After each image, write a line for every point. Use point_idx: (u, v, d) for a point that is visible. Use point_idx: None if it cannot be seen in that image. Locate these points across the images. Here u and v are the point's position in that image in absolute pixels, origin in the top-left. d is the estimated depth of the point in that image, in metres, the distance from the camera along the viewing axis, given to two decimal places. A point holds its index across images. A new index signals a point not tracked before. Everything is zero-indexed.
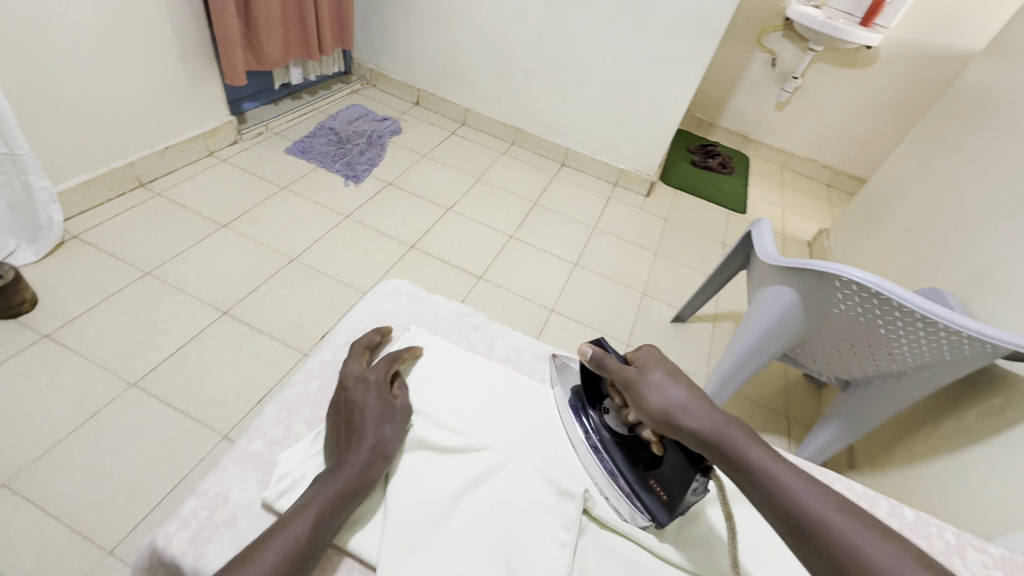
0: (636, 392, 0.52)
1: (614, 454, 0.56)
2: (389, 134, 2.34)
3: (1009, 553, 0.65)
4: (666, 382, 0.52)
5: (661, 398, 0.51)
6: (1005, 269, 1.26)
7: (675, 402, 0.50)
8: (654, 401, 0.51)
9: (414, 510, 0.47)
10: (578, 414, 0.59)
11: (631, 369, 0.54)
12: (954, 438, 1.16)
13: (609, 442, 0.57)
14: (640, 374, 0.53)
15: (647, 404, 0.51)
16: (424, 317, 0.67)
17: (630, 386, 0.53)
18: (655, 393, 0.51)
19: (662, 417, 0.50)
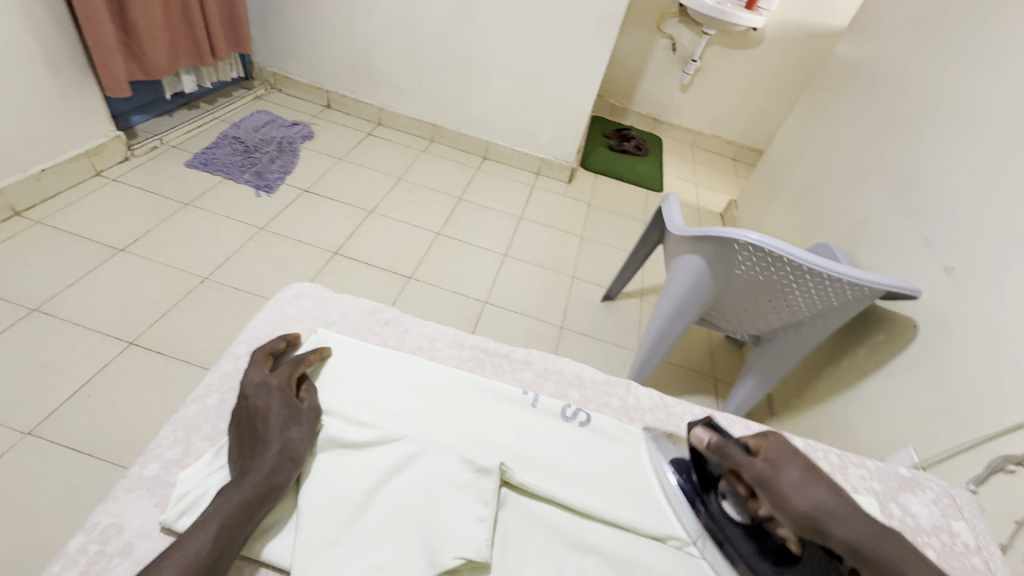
0: (776, 492, 0.48)
1: (738, 545, 0.51)
2: (300, 139, 2.24)
3: (883, 464, 0.72)
4: (808, 483, 0.48)
5: (803, 500, 0.47)
6: (879, 221, 1.41)
7: (821, 506, 0.46)
8: (798, 504, 0.47)
9: (330, 509, 0.47)
10: (690, 502, 0.54)
11: (761, 461, 0.50)
12: (851, 376, 1.29)
13: (727, 532, 0.51)
14: (777, 469, 0.49)
15: (791, 506, 0.47)
16: (332, 317, 0.66)
17: (767, 485, 0.48)
18: (800, 495, 0.47)
19: (807, 522, 0.46)
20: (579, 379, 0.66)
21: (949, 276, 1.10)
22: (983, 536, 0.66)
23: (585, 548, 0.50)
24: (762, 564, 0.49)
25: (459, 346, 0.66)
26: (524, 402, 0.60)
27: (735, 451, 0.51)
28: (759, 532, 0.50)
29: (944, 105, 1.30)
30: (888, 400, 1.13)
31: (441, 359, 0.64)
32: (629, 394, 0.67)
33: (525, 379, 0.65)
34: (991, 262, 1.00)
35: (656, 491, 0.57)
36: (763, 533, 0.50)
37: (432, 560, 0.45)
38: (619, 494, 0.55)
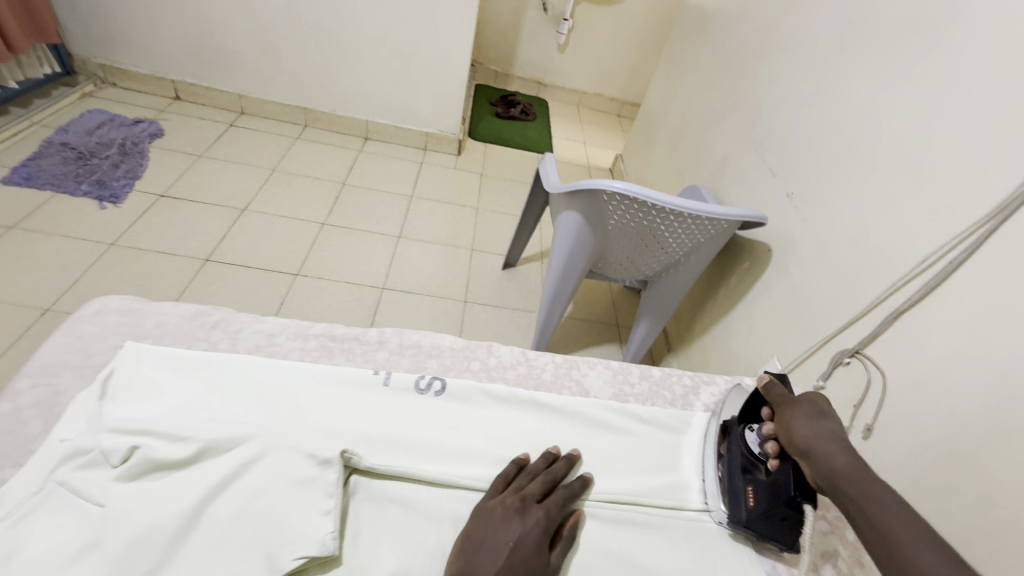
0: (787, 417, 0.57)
1: (733, 461, 0.61)
2: (147, 138, 1.98)
3: (729, 377, 0.79)
4: (821, 420, 0.55)
5: (802, 425, 0.55)
6: (733, 158, 1.51)
7: (818, 436, 0.54)
8: (797, 428, 0.55)
9: (143, 538, 0.42)
10: (729, 428, 0.64)
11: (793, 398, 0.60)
12: (725, 303, 1.39)
13: (732, 451, 0.61)
14: (803, 403, 0.58)
15: (793, 426, 0.56)
16: (145, 330, 0.62)
17: (782, 407, 0.59)
18: (806, 424, 0.55)
19: (797, 440, 0.55)
20: (437, 349, 0.66)
21: (789, 201, 1.20)
22: None
23: (445, 517, 0.50)
24: (740, 478, 0.59)
25: (303, 337, 0.64)
26: (376, 382, 0.59)
27: (779, 389, 0.62)
28: (752, 461, 0.59)
29: (775, 44, 1.40)
30: (756, 321, 1.24)
31: (283, 354, 0.62)
32: (489, 355, 0.68)
33: (378, 359, 0.64)
34: (820, 183, 1.10)
35: (670, 457, 0.63)
36: (757, 459, 0.59)
37: (272, 567, 0.42)
38: (614, 461, 0.61)
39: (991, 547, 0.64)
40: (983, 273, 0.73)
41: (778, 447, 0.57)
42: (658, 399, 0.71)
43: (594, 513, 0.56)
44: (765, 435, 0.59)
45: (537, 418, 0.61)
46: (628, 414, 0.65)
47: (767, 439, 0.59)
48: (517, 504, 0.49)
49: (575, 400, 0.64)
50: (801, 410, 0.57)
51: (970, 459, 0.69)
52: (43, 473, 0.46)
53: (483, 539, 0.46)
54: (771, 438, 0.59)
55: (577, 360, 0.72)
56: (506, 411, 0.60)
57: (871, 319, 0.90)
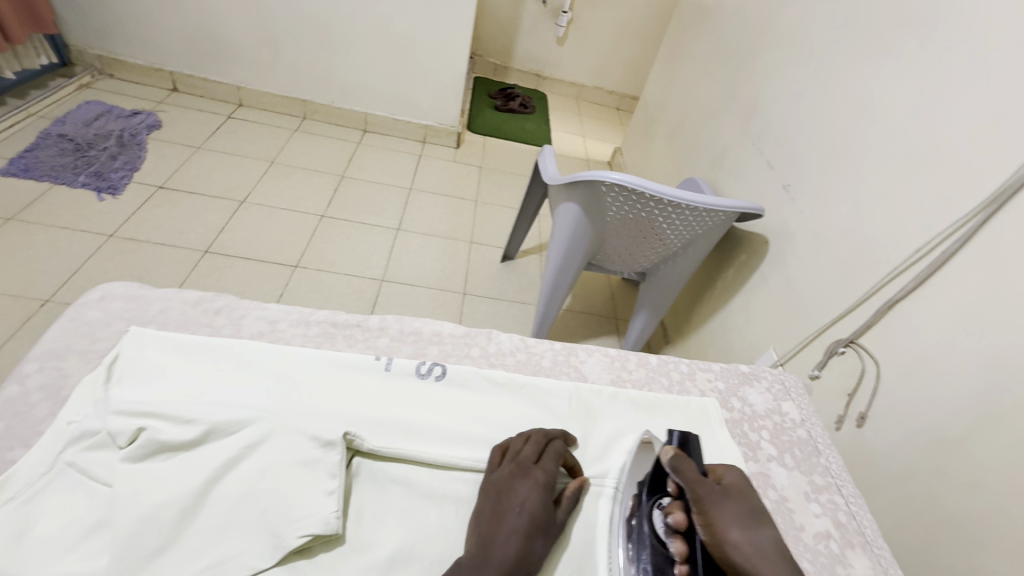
0: (712, 513, 0.50)
1: (643, 548, 0.51)
2: (145, 130, 1.98)
3: (725, 364, 0.80)
4: (749, 523, 0.49)
5: (738, 531, 0.48)
6: (732, 150, 1.51)
7: (756, 549, 0.47)
8: (733, 537, 0.48)
9: (152, 516, 0.43)
10: (630, 504, 0.54)
11: (711, 485, 0.53)
12: (723, 295, 1.40)
13: (641, 531, 0.52)
14: (728, 501, 0.51)
15: (722, 531, 0.48)
16: (149, 316, 0.62)
17: (708, 502, 0.51)
18: (739, 529, 0.48)
19: (736, 554, 0.47)
20: (438, 336, 0.67)
21: (786, 193, 1.21)
22: (806, 410, 0.74)
23: (446, 497, 0.51)
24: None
25: (305, 323, 0.65)
26: (378, 367, 0.60)
27: (689, 469, 0.54)
28: (659, 554, 0.50)
29: (773, 36, 1.40)
30: (753, 312, 1.25)
31: (286, 340, 0.63)
32: (489, 342, 0.69)
33: (380, 345, 0.65)
34: (816, 175, 1.11)
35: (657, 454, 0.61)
36: (665, 552, 0.51)
37: (278, 544, 0.43)
38: (612, 442, 0.61)
39: (983, 532, 0.65)
40: (975, 262, 0.75)
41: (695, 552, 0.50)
42: (655, 385, 0.72)
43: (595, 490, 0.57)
44: (672, 525, 0.51)
45: (536, 402, 0.62)
46: (626, 400, 0.66)
47: (676, 533, 0.51)
48: (514, 468, 0.51)
49: (574, 385, 0.65)
50: (726, 505, 0.51)
51: (961, 445, 0.70)
52: (52, 454, 0.47)
53: (496, 506, 0.48)
54: (678, 532, 0.51)
55: (575, 347, 0.73)
56: (505, 396, 0.61)
57: (865, 309, 0.91)
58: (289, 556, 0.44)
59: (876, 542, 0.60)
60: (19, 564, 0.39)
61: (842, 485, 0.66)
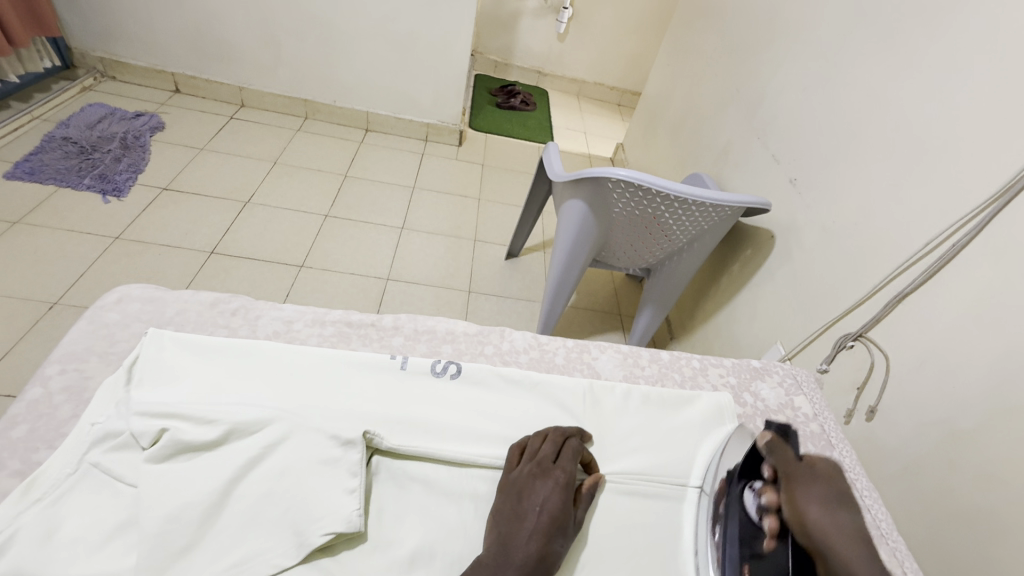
0: (796, 491, 0.47)
1: (730, 530, 0.51)
2: (148, 132, 1.98)
3: (738, 359, 0.79)
4: (837, 507, 0.45)
5: (816, 510, 0.45)
6: (736, 144, 1.51)
7: (837, 527, 0.43)
8: (811, 514, 0.45)
9: (178, 516, 0.43)
10: (726, 490, 0.54)
11: (805, 468, 0.50)
12: (729, 290, 1.40)
13: (731, 516, 0.52)
14: (818, 482, 0.48)
15: (802, 510, 0.45)
16: (166, 317, 0.63)
17: (795, 482, 0.48)
18: (820, 507, 0.45)
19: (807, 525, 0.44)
20: (451, 334, 0.68)
21: (793, 186, 1.21)
22: (820, 405, 0.74)
23: (465, 496, 0.51)
24: (736, 552, 0.49)
25: (320, 324, 0.65)
26: (394, 366, 0.60)
27: (786, 452, 0.52)
28: (749, 530, 0.49)
29: (778, 29, 1.39)
30: (761, 306, 1.25)
31: (301, 340, 0.63)
32: (502, 339, 0.69)
33: (394, 344, 0.65)
34: (822, 168, 1.11)
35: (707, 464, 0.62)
36: (756, 527, 0.49)
37: (301, 542, 0.44)
38: (628, 438, 0.62)
39: (998, 523, 0.65)
40: (986, 253, 0.74)
41: (777, 524, 0.47)
42: (668, 380, 0.72)
43: (615, 484, 0.57)
44: (763, 505, 0.49)
45: (552, 398, 0.62)
46: (639, 397, 0.66)
47: (767, 512, 0.48)
48: (534, 469, 0.51)
49: (587, 382, 0.65)
50: (812, 488, 0.47)
51: (973, 437, 0.70)
52: (74, 456, 0.47)
53: (517, 504, 0.48)
54: (770, 512, 0.48)
55: (588, 344, 0.73)
56: (519, 393, 0.62)
57: (875, 303, 0.91)
58: (313, 555, 0.44)
59: (891, 535, 0.61)
60: (50, 563, 0.40)
61: (856, 479, 0.66)
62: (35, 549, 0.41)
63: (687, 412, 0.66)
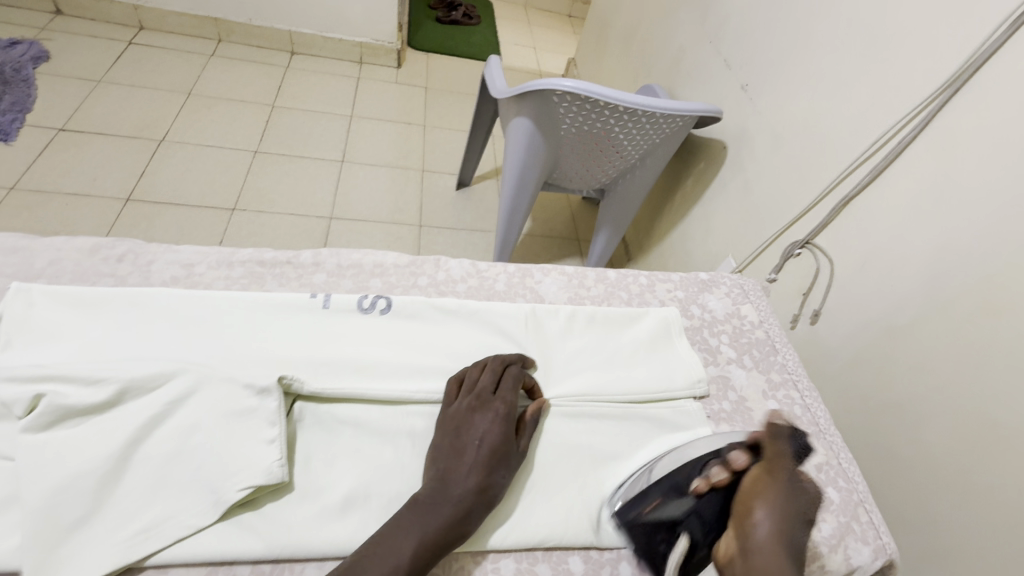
0: (760, 481, 0.44)
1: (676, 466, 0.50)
2: (30, 62, 1.70)
3: (687, 273, 0.77)
4: (792, 525, 0.41)
5: (767, 511, 0.41)
6: (688, 50, 1.42)
7: (781, 540, 0.40)
8: (759, 514, 0.41)
9: (67, 489, 0.38)
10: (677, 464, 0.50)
11: (789, 471, 0.45)
12: (682, 207, 1.37)
13: (692, 458, 0.50)
14: (786, 493, 0.43)
15: (753, 502, 0.42)
16: (37, 269, 0.54)
17: (769, 477, 0.44)
18: (778, 515, 0.41)
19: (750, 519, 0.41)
20: (380, 267, 0.62)
21: (744, 92, 1.15)
22: (765, 312, 0.73)
23: (401, 435, 0.48)
24: (666, 478, 0.49)
25: (227, 265, 0.58)
26: (314, 305, 0.55)
27: (785, 445, 0.47)
28: (689, 470, 0.48)
29: None
30: (713, 221, 1.23)
31: (206, 285, 0.57)
32: (438, 269, 0.64)
33: (317, 282, 0.59)
34: (774, 70, 1.05)
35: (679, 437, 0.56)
36: (700, 468, 0.48)
37: (218, 500, 0.40)
38: (574, 361, 0.60)
39: (927, 410, 0.69)
40: (931, 149, 0.73)
41: (722, 481, 0.45)
42: (615, 299, 0.70)
43: (562, 410, 0.55)
44: (729, 457, 0.47)
45: (492, 327, 0.59)
46: (586, 318, 0.64)
47: (724, 464, 0.47)
48: (472, 402, 0.48)
49: (529, 306, 0.62)
50: (782, 497, 0.43)
51: (907, 333, 0.73)
52: None
53: (453, 440, 0.46)
54: (728, 466, 0.47)
55: (530, 268, 0.69)
56: (457, 323, 0.58)
57: (823, 208, 0.90)
58: (232, 510, 0.41)
59: (829, 430, 0.62)
60: None
61: (798, 381, 0.66)
62: None
63: (633, 331, 0.65)
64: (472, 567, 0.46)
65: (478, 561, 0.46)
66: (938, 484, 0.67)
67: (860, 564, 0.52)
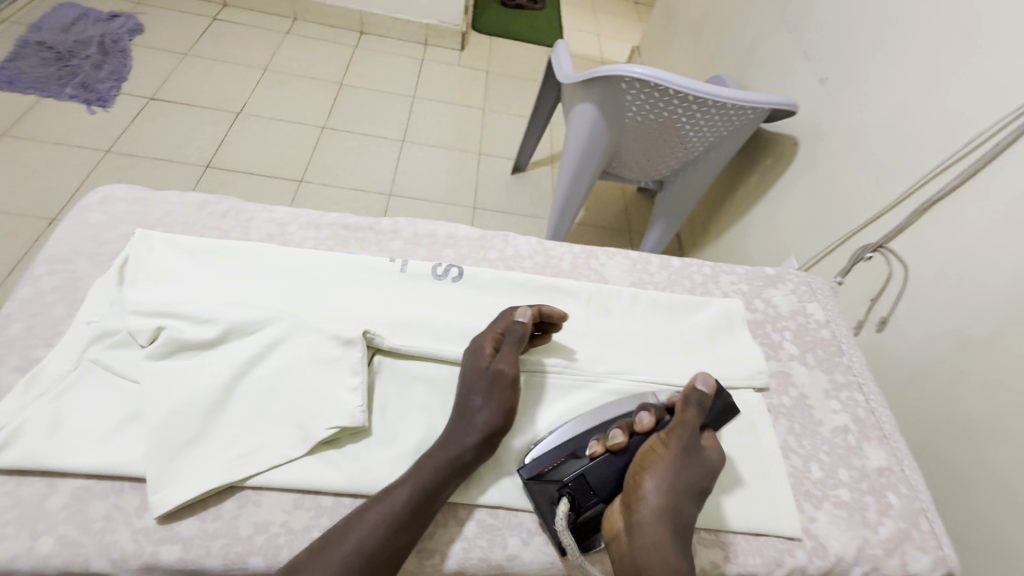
0: (650, 457, 0.47)
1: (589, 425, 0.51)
2: (127, 35, 1.83)
3: (752, 267, 0.76)
4: (676, 495, 0.46)
5: (655, 483, 0.46)
6: (764, 40, 1.36)
7: (661, 511, 0.45)
8: (646, 488, 0.46)
9: (182, 412, 0.43)
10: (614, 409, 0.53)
11: (683, 441, 0.48)
12: (743, 203, 1.34)
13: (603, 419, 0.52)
14: (675, 468, 0.47)
15: (643, 477, 0.46)
16: (154, 219, 0.61)
17: (661, 453, 0.48)
18: (662, 486, 0.46)
19: (635, 495, 0.46)
20: (452, 239, 0.65)
21: (822, 87, 1.10)
22: (834, 311, 0.72)
23: None
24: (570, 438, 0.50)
25: (315, 227, 0.63)
26: (393, 269, 0.58)
27: (689, 413, 0.49)
28: (593, 430, 0.50)
29: None
30: (778, 219, 1.19)
31: (296, 243, 0.61)
32: (506, 244, 0.67)
33: (393, 248, 0.63)
34: (858, 64, 1.00)
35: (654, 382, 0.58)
36: (600, 431, 0.50)
37: (307, 436, 0.44)
38: (632, 342, 0.61)
39: (1003, 428, 0.65)
40: None
41: (619, 446, 0.49)
42: (677, 286, 0.70)
43: (609, 386, 0.56)
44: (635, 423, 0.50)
45: (557, 302, 0.61)
46: (648, 301, 0.64)
47: (623, 428, 0.50)
48: (475, 355, 0.51)
49: (593, 286, 0.64)
50: (669, 470, 0.46)
51: (985, 346, 0.69)
52: (73, 354, 0.47)
53: (501, 395, 0.48)
54: (628, 432, 0.50)
55: (595, 250, 0.70)
56: (524, 296, 0.60)
57: (902, 211, 0.86)
58: (318, 447, 0.45)
59: (894, 436, 0.60)
60: (61, 450, 0.42)
61: (863, 383, 0.65)
62: (47, 439, 0.42)
63: (694, 318, 0.65)
64: (527, 523, 0.48)
65: (532, 520, 0.48)
66: (1009, 504, 0.64)
67: (918, 571, 0.51)
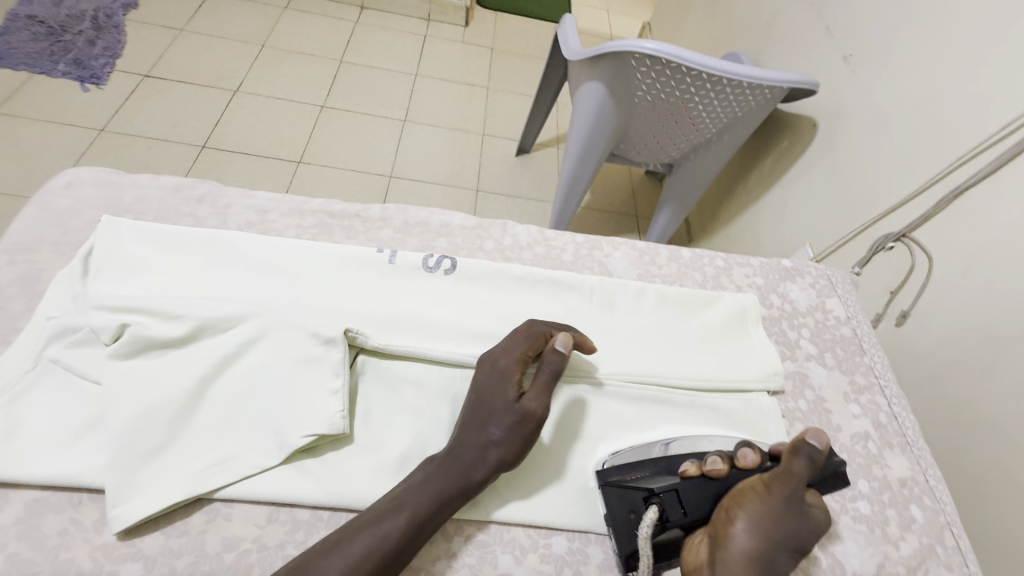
0: (747, 497, 0.41)
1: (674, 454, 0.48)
2: (121, 9, 1.77)
3: (767, 259, 0.72)
4: (769, 544, 0.39)
5: (746, 526, 0.40)
6: (783, 13, 1.28)
7: (748, 556, 0.39)
8: (735, 528, 0.40)
9: (146, 417, 0.40)
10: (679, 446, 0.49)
11: (789, 489, 0.41)
12: (757, 188, 1.28)
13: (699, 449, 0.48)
14: (775, 514, 0.40)
15: (736, 515, 0.40)
16: (127, 205, 0.57)
17: (761, 494, 0.41)
18: (756, 533, 0.39)
19: (723, 531, 0.40)
20: (447, 227, 0.61)
21: (845, 65, 1.03)
22: (853, 307, 0.67)
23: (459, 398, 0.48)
24: (668, 458, 0.47)
25: (299, 215, 0.59)
26: (381, 260, 0.54)
27: (803, 462, 0.42)
28: (685, 455, 0.47)
29: None
30: (792, 206, 1.13)
31: (278, 232, 0.58)
32: (504, 234, 0.63)
33: (383, 238, 0.59)
34: (884, 39, 0.93)
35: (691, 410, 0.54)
36: (700, 456, 0.47)
37: (282, 443, 0.41)
38: (639, 341, 0.57)
39: None
40: None
41: (718, 473, 0.44)
42: (687, 280, 0.66)
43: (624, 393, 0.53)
44: (738, 454, 0.46)
45: (557, 297, 0.57)
46: (657, 296, 0.60)
47: (728, 457, 0.45)
48: (494, 373, 0.45)
49: (597, 279, 0.59)
50: (768, 516, 0.40)
51: (1015, 346, 0.65)
52: (33, 352, 0.44)
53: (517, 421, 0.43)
54: (729, 462, 0.45)
55: (599, 241, 0.66)
56: (522, 290, 0.56)
57: (927, 199, 0.81)
58: (295, 455, 0.42)
59: (917, 443, 0.56)
60: (18, 457, 0.39)
61: (885, 386, 0.61)
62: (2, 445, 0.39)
63: (705, 315, 0.61)
64: (522, 539, 0.45)
65: (526, 533, 0.45)
66: None
67: None
